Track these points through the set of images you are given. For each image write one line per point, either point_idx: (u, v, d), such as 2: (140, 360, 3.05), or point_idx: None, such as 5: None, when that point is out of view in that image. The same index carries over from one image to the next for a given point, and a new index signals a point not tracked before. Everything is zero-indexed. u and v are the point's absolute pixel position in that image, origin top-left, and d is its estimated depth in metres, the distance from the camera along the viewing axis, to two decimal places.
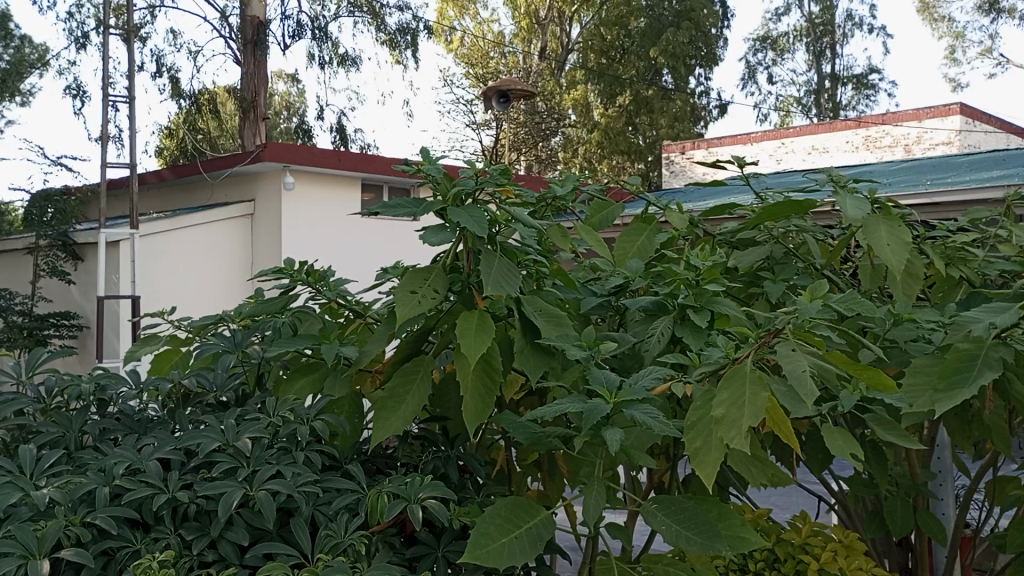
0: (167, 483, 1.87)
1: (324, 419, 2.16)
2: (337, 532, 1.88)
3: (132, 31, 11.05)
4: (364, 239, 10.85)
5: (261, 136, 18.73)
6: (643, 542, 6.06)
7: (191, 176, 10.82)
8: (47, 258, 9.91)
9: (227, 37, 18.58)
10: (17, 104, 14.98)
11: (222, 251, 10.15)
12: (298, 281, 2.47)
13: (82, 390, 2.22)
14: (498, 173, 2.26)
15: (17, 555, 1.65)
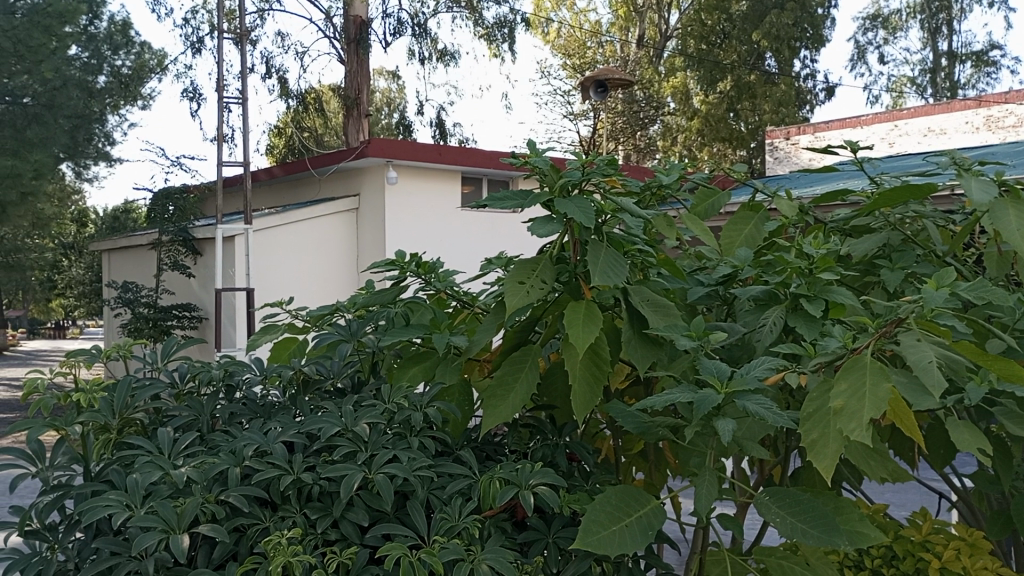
0: (291, 465, 1.97)
1: (437, 406, 2.23)
2: (452, 515, 1.94)
3: (244, 34, 11.46)
4: (465, 232, 11.00)
5: (365, 132, 19.27)
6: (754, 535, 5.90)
7: (299, 172, 11.21)
8: (169, 253, 10.54)
9: (332, 37, 19.15)
10: (140, 108, 15.91)
11: (329, 244, 10.48)
12: (408, 272, 2.54)
13: (212, 376, 2.36)
14: (604, 163, 2.25)
15: (159, 529, 1.77)
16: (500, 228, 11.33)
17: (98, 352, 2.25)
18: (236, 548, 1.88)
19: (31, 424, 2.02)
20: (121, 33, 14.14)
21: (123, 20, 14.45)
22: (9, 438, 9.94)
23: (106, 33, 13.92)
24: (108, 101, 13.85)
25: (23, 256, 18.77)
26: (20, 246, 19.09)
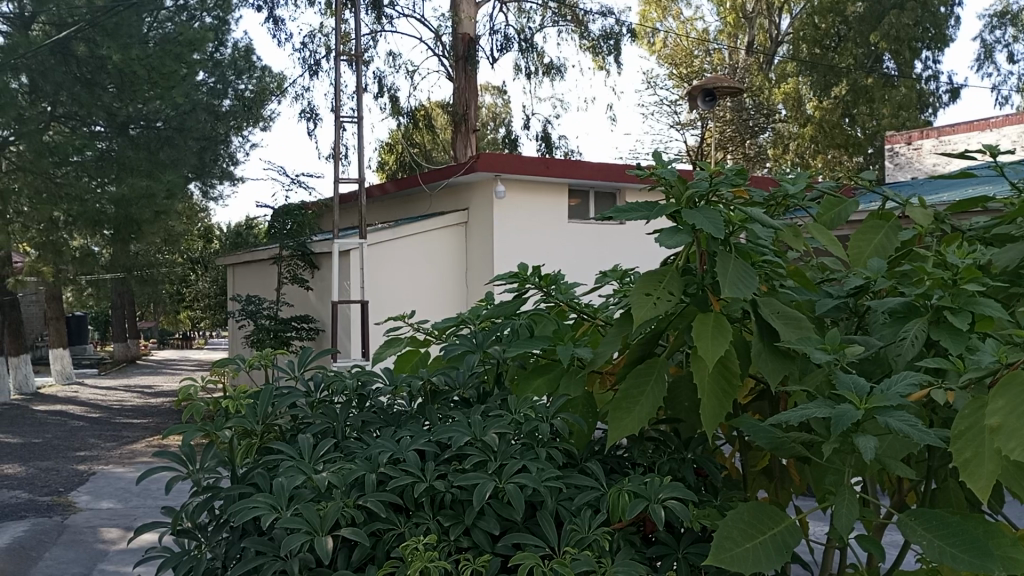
0: (424, 472, 2.02)
1: (563, 418, 2.24)
2: (582, 527, 1.94)
3: (359, 56, 11.80)
4: (572, 244, 11.02)
5: (473, 147, 19.61)
6: (894, 552, 5.60)
7: (411, 188, 11.50)
8: (288, 267, 11.03)
9: (441, 54, 19.59)
10: (261, 128, 16.73)
11: (439, 257, 10.69)
12: (530, 285, 2.57)
13: (346, 384, 2.44)
14: (733, 173, 2.21)
15: (304, 530, 1.85)
16: (606, 239, 11.29)
17: (242, 361, 2.38)
18: (373, 552, 1.95)
19: (185, 427, 2.14)
20: (244, 58, 15.07)
21: (245, 46, 15.34)
22: (143, 442, 10.57)
23: (231, 59, 14.84)
24: (233, 122, 14.63)
25: (156, 271, 20.00)
26: (154, 261, 20.35)
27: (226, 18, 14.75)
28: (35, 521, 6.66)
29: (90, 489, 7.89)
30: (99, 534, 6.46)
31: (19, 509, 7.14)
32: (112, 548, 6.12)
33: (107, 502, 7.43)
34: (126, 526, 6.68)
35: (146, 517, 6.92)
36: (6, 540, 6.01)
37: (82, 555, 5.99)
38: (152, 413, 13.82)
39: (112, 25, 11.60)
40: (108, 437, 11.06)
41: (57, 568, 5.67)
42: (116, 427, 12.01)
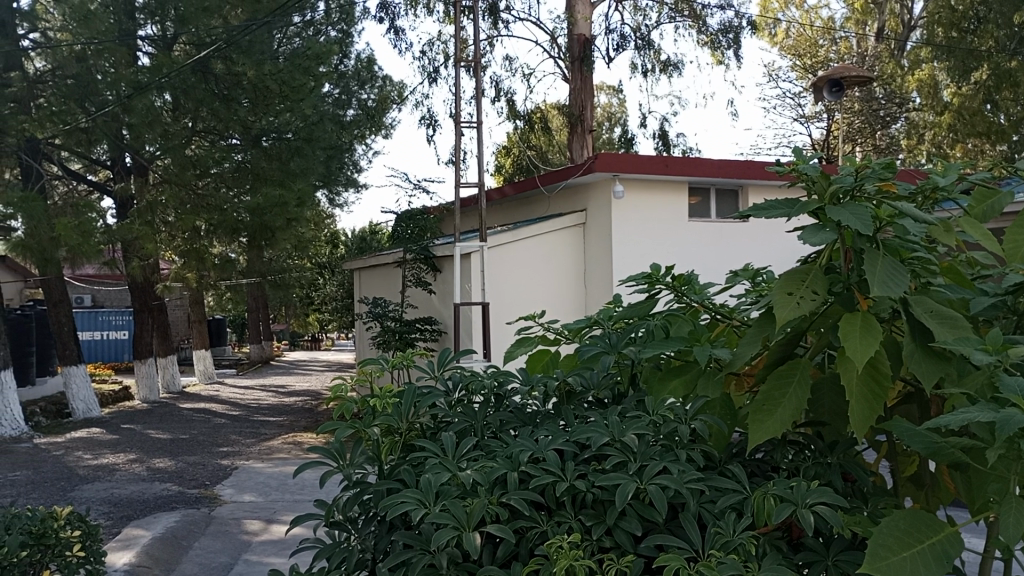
0: (564, 471, 2.05)
1: (702, 420, 2.21)
2: (726, 530, 1.91)
3: (477, 62, 11.91)
4: (694, 243, 10.85)
5: (589, 148, 19.56)
6: None
7: (530, 190, 11.59)
8: (412, 270, 11.32)
9: (557, 56, 19.65)
10: (383, 137, 17.27)
11: (557, 260, 10.74)
12: (663, 285, 2.55)
13: (483, 384, 2.50)
14: (880, 167, 2.13)
15: (452, 526, 1.91)
16: (730, 240, 11.05)
17: (386, 362, 2.48)
18: (518, 549, 1.99)
19: (336, 425, 2.26)
20: (367, 68, 15.64)
21: (367, 58, 15.86)
22: (278, 439, 11.12)
23: (354, 70, 15.46)
24: (357, 131, 15.21)
25: (288, 275, 21.00)
26: (286, 266, 21.36)
27: (350, 31, 15.34)
28: (185, 512, 7.12)
29: (232, 483, 8.37)
30: (242, 526, 6.85)
31: (171, 500, 7.65)
32: (253, 540, 6.47)
33: (248, 495, 7.86)
34: (266, 518, 7.05)
35: (285, 511, 7.27)
36: (162, 528, 6.44)
37: (227, 545, 6.36)
38: (285, 411, 14.52)
39: (245, 42, 12.26)
40: (247, 433, 11.69)
41: (205, 556, 6.05)
42: (254, 425, 12.68)
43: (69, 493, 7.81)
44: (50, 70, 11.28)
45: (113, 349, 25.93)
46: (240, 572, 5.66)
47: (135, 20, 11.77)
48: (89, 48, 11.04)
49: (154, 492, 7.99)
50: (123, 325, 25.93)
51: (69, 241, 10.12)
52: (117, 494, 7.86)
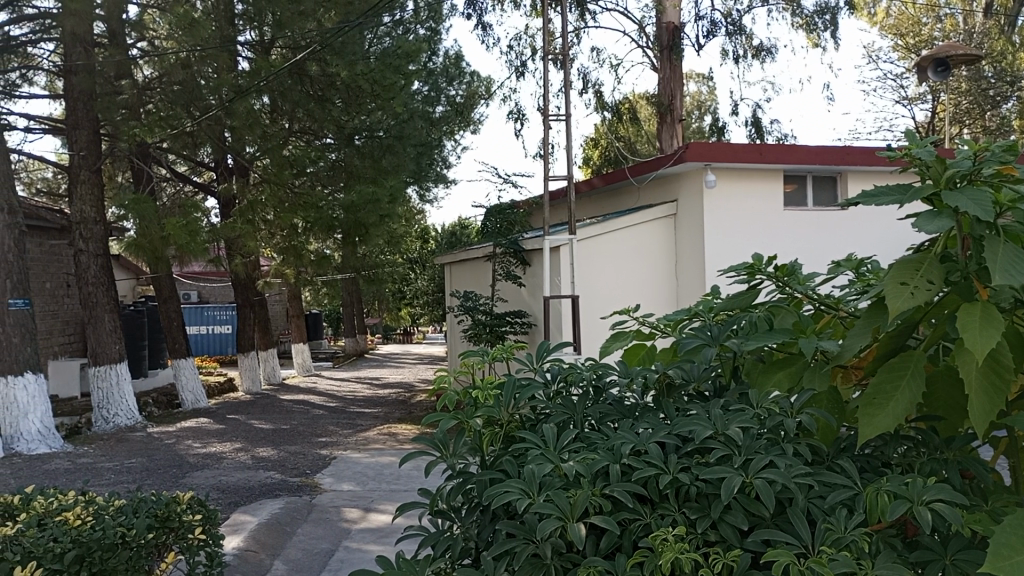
0: (667, 463, 2.04)
1: (809, 413, 2.15)
2: (837, 526, 1.87)
3: (564, 54, 11.89)
4: (790, 232, 10.55)
5: (679, 137, 19.24)
6: None
7: (619, 181, 11.50)
8: (502, 263, 11.38)
9: (645, 46, 19.41)
10: (471, 132, 17.44)
11: (648, 252, 10.62)
12: (764, 277, 2.50)
13: (583, 376, 2.50)
14: (1001, 150, 2.03)
15: (555, 516, 1.93)
16: (829, 227, 10.69)
17: (486, 355, 2.51)
18: (621, 541, 1.99)
19: (439, 415, 2.30)
20: (455, 65, 15.88)
21: (455, 55, 16.05)
22: (374, 430, 11.40)
23: (442, 67, 15.73)
24: (446, 127, 15.43)
25: (381, 270, 21.48)
26: (379, 261, 21.85)
27: (438, 29, 15.55)
28: (289, 499, 7.38)
29: (332, 472, 8.64)
30: (341, 514, 7.06)
31: (275, 488, 7.95)
32: (353, 527, 6.66)
33: (347, 484, 8.09)
34: (365, 507, 7.25)
35: (383, 500, 7.46)
36: (267, 514, 6.70)
37: (328, 532, 6.56)
38: (380, 403, 14.88)
39: (339, 44, 12.38)
40: (343, 424, 12.03)
41: (308, 542, 6.27)
42: (350, 416, 13.04)
43: (180, 479, 8.21)
44: (156, 76, 11.83)
45: (218, 343, 27.08)
46: (342, 559, 5.84)
47: (236, 26, 12.26)
48: (193, 54, 11.33)
49: (259, 479, 8.32)
50: (226, 320, 27.03)
51: (178, 240, 10.64)
52: (225, 481, 8.21)
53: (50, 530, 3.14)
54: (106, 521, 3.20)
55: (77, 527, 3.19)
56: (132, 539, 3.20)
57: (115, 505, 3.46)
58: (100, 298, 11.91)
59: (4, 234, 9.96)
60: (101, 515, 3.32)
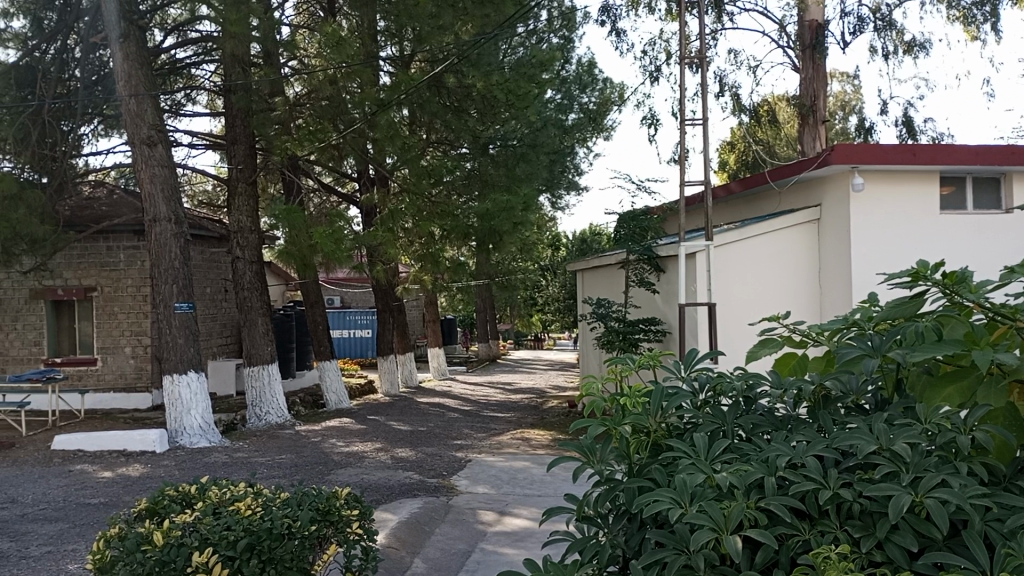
0: (827, 478, 1.97)
1: (985, 430, 2.02)
2: (1019, 552, 1.74)
3: (702, 58, 11.63)
4: (947, 238, 9.92)
5: (822, 140, 18.52)
6: None
7: (758, 186, 11.16)
8: (636, 270, 11.24)
9: (786, 46, 18.72)
10: (604, 138, 17.40)
11: (791, 258, 10.24)
12: (930, 284, 2.36)
13: (733, 385, 2.42)
14: None
15: (709, 527, 1.90)
16: (991, 234, 9.97)
17: (633, 361, 2.50)
18: (778, 556, 1.95)
19: (588, 421, 2.31)
20: (588, 72, 15.95)
21: (588, 62, 16.09)
22: (508, 434, 11.53)
23: (576, 75, 15.84)
24: (578, 134, 15.49)
25: (514, 276, 21.77)
26: (512, 267, 22.12)
27: (571, 36, 15.62)
28: (427, 500, 7.59)
29: (468, 474, 8.82)
30: (477, 516, 7.19)
31: (413, 488, 8.19)
32: (488, 529, 6.78)
33: (482, 487, 8.24)
34: (500, 510, 7.35)
35: (517, 504, 7.54)
36: (407, 512, 6.90)
37: (465, 533, 6.70)
38: (513, 407, 15.07)
39: (475, 55, 12.65)
40: (478, 428, 12.26)
41: (446, 542, 6.42)
42: (484, 420, 13.27)
43: (326, 476, 8.60)
44: (306, 93, 12.48)
45: (358, 346, 28.20)
46: (479, 560, 5.95)
47: (378, 42, 12.76)
48: (340, 71, 11.68)
49: (399, 479, 8.59)
50: (367, 324, 28.10)
51: (324, 248, 11.14)
52: (368, 479, 8.54)
53: (224, 519, 3.36)
54: (273, 513, 3.39)
55: (248, 516, 3.39)
56: (297, 530, 3.37)
57: (281, 497, 3.66)
58: (255, 302, 12.68)
59: (170, 242, 10.76)
60: (269, 506, 3.52)
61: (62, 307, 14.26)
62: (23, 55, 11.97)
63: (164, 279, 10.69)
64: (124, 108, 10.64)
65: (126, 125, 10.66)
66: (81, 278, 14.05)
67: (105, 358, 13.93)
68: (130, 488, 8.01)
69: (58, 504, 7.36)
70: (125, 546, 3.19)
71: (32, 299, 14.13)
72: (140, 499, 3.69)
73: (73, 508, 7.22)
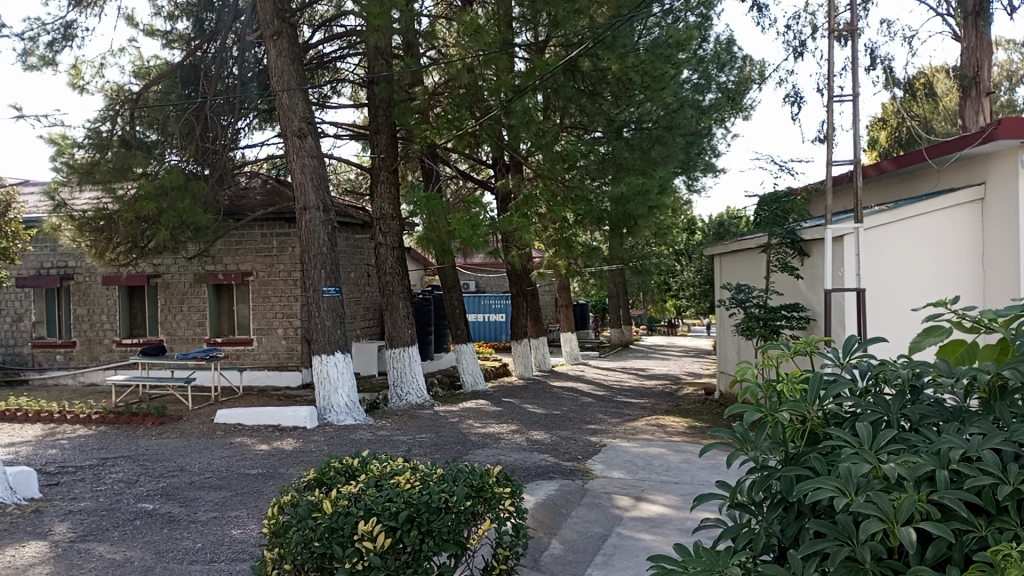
0: (1006, 473, 1.87)
1: None
2: None
3: (852, 30, 11.03)
4: None
5: (985, 113, 17.24)
6: None
7: (914, 164, 10.51)
8: (778, 254, 10.83)
9: (945, 14, 17.46)
10: (743, 118, 16.86)
11: (951, 241, 9.61)
12: None
13: (898, 374, 2.30)
14: None
15: (876, 517, 1.84)
16: None
17: (789, 349, 2.42)
18: (951, 552, 1.87)
19: (742, 408, 2.28)
20: (726, 51, 15.50)
21: (727, 40, 15.62)
22: (642, 420, 11.45)
23: (713, 54, 15.44)
24: (715, 115, 15.10)
25: (648, 261, 21.51)
26: (646, 252, 21.85)
27: (709, 14, 15.19)
28: (563, 482, 7.67)
29: (603, 459, 8.83)
30: (613, 500, 7.20)
31: (550, 470, 8.29)
32: (625, 514, 6.77)
33: (617, 472, 8.23)
34: (636, 495, 7.34)
35: (653, 490, 7.50)
36: (544, 493, 7.00)
37: (602, 517, 6.72)
38: (647, 393, 14.93)
39: (610, 38, 12.55)
40: (612, 413, 12.25)
41: (582, 525, 6.47)
42: (618, 405, 13.22)
43: (466, 456, 8.84)
44: (444, 81, 12.74)
45: (493, 330, 28.73)
46: (615, 543, 5.97)
47: (513, 28, 12.87)
48: (477, 59, 11.86)
49: (535, 461, 8.71)
50: (501, 309, 28.55)
51: (462, 234, 11.38)
52: (506, 460, 8.71)
53: (386, 491, 3.52)
54: (431, 487, 3.53)
55: (407, 489, 3.54)
56: (453, 505, 3.49)
57: (437, 473, 3.80)
58: (396, 286, 13.13)
59: (319, 229, 11.31)
60: (426, 481, 3.66)
61: (222, 290, 15.28)
62: (187, 55, 12.84)
63: (314, 264, 11.26)
64: (277, 102, 11.24)
65: (280, 118, 11.26)
66: (238, 263, 15.00)
67: (260, 338, 14.83)
68: (285, 461, 8.52)
69: (221, 474, 7.94)
70: (298, 512, 3.41)
71: (197, 282, 15.23)
72: (308, 469, 3.92)
73: (235, 478, 7.76)
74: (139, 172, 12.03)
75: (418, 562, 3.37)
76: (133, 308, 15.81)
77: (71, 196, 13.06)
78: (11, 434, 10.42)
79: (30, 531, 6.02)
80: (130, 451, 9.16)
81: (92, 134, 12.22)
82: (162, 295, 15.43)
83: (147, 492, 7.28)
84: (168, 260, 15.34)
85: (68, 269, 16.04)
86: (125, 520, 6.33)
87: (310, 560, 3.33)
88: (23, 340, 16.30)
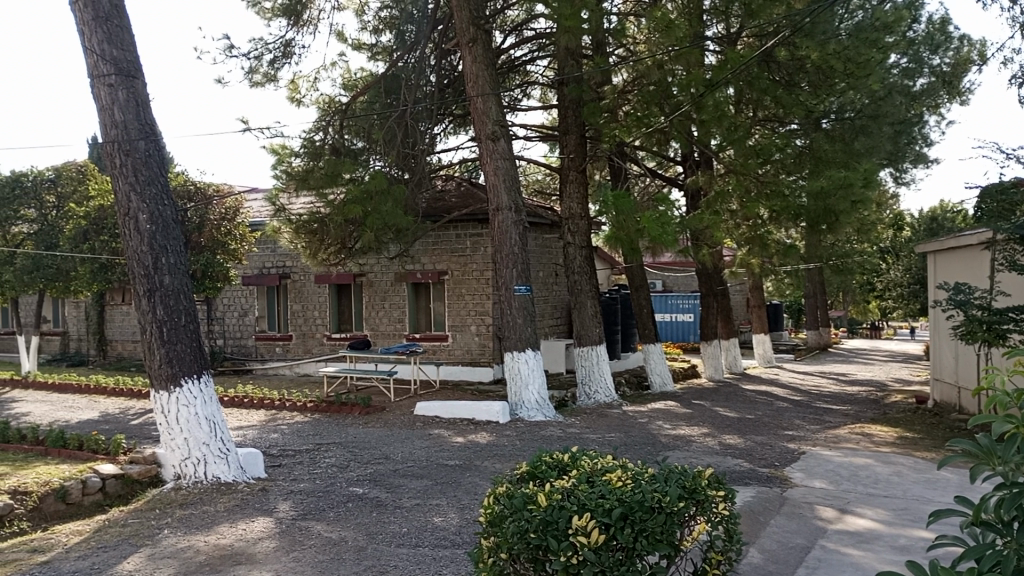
0: None
1: None
2: None
3: None
4: None
5: None
6: None
7: None
8: (1005, 251, 9.81)
9: None
10: (959, 103, 15.47)
11: None
12: None
13: None
14: None
15: None
16: None
17: None
18: None
19: (989, 418, 2.09)
20: (941, 30, 14.28)
21: (940, 19, 14.40)
22: (845, 428, 10.81)
23: (926, 35, 14.27)
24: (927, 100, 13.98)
25: (849, 259, 20.25)
26: (847, 250, 20.55)
27: None
28: (761, 489, 7.37)
29: (802, 467, 8.41)
30: (816, 512, 6.83)
31: (745, 476, 8.01)
32: (829, 527, 6.41)
33: (820, 482, 7.80)
34: (841, 507, 6.92)
35: (860, 503, 7.04)
36: (740, 499, 6.77)
37: (804, 528, 6.39)
38: (849, 400, 14.06)
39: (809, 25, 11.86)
40: (811, 419, 11.63)
41: (783, 535, 6.19)
42: (818, 411, 12.54)
43: (657, 457, 8.73)
44: (634, 77, 12.63)
45: (681, 330, 28.21)
46: (820, 557, 5.66)
47: (703, 22, 12.50)
48: (668, 55, 11.66)
49: (730, 466, 8.46)
50: (689, 308, 27.96)
51: (651, 232, 11.25)
52: (699, 464, 8.52)
53: (599, 488, 3.54)
54: (644, 486, 3.51)
55: (619, 488, 3.55)
56: (666, 505, 3.46)
57: (649, 473, 3.78)
58: (584, 285, 13.15)
59: (511, 229, 11.57)
60: (638, 480, 3.65)
61: (420, 289, 16.04)
62: (390, 66, 13.58)
63: (506, 263, 11.54)
64: (472, 106, 11.65)
65: (474, 122, 11.64)
66: (435, 262, 15.68)
67: (455, 335, 15.44)
68: (481, 453, 8.80)
69: (422, 463, 8.33)
70: (514, 503, 3.51)
71: (397, 281, 16.10)
72: (522, 462, 4.03)
73: (435, 467, 8.13)
74: (348, 177, 12.91)
75: (631, 560, 3.36)
76: (342, 305, 16.99)
77: (289, 201, 14.24)
78: (240, 418, 11.52)
79: (258, 508, 6.62)
80: (340, 438, 9.83)
81: (307, 144, 13.29)
82: (367, 293, 16.44)
83: (357, 477, 7.79)
84: (372, 260, 16.32)
85: (286, 268, 17.49)
86: (339, 502, 6.80)
87: (525, 551, 3.42)
88: (248, 333, 17.96)
